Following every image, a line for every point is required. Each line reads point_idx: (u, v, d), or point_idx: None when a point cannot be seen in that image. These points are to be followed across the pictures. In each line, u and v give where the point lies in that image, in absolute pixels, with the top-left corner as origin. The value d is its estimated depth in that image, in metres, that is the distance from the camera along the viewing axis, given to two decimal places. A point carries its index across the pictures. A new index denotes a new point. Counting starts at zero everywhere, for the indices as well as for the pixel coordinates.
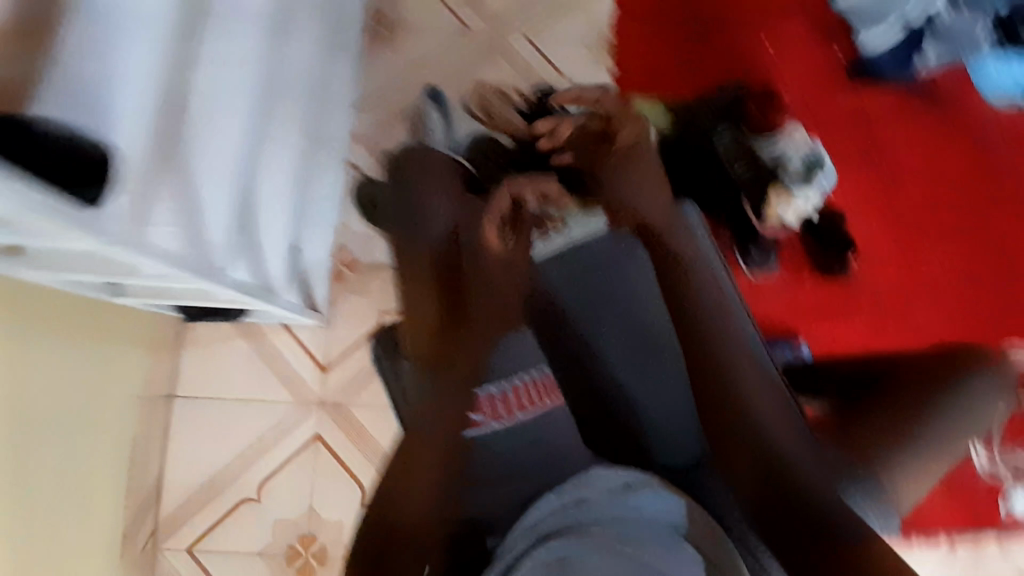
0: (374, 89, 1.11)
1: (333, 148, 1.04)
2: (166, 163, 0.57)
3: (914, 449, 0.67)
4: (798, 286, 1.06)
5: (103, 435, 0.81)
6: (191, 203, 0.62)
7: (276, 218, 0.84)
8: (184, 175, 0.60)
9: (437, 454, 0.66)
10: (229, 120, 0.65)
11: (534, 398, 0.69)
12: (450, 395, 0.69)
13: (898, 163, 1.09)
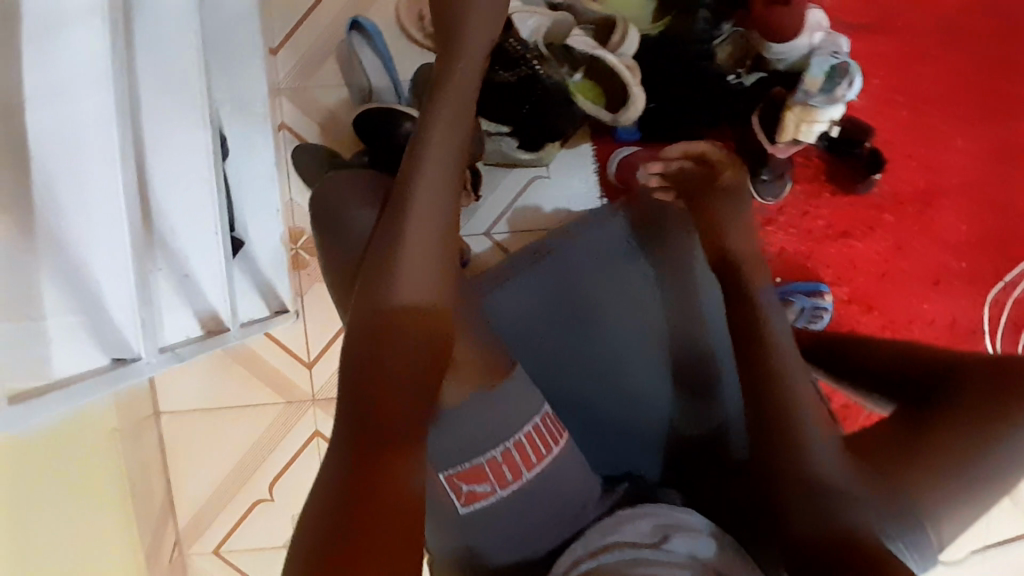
0: (286, 24, 0.91)
1: (254, 112, 0.87)
2: (38, 250, 0.53)
3: (970, 483, 0.59)
4: (813, 207, 0.97)
5: (97, 481, 0.75)
6: (92, 286, 0.56)
7: (210, 241, 0.72)
8: (71, 256, 0.55)
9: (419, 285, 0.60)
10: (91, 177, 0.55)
11: (545, 447, 0.59)
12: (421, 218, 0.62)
13: (907, 37, 0.98)
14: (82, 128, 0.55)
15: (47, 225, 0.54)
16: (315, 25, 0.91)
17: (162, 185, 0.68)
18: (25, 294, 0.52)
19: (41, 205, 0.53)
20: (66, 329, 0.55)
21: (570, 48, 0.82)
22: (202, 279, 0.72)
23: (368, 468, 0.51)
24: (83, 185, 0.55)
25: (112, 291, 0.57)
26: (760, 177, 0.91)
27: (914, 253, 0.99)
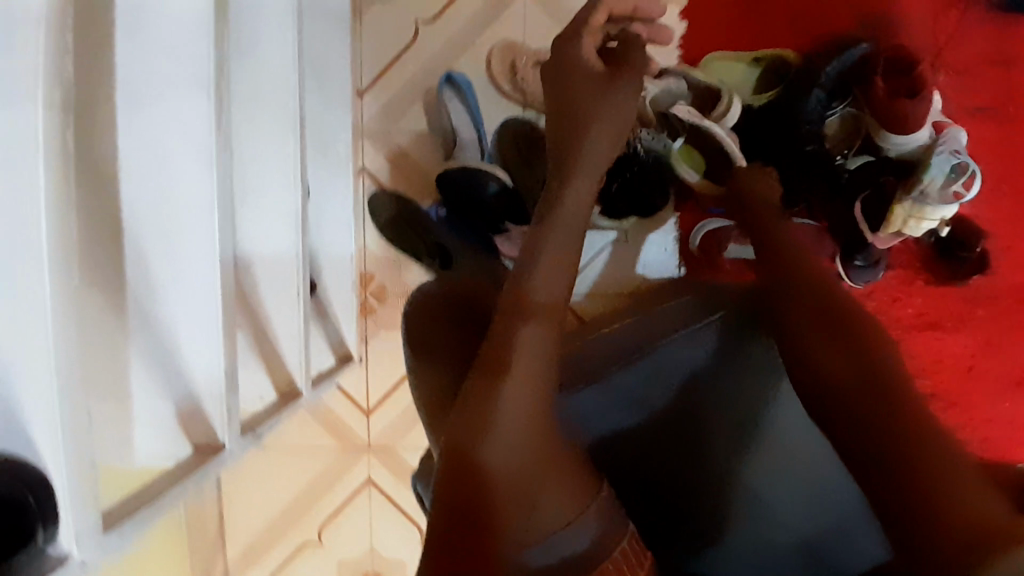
0: (376, 65, 0.88)
1: (339, 157, 0.85)
2: (129, 327, 0.54)
3: None
4: (903, 295, 0.92)
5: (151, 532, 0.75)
6: (181, 370, 0.56)
7: (287, 307, 0.69)
8: (159, 334, 0.55)
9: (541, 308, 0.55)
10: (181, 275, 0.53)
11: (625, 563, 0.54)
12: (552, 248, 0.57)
13: None
14: (168, 219, 0.52)
15: (138, 302, 0.54)
16: (403, 65, 0.88)
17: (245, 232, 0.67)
18: (112, 372, 0.53)
19: (137, 291, 0.53)
20: (153, 412, 0.56)
21: (667, 116, 0.80)
22: (281, 341, 0.70)
23: (467, 516, 0.48)
24: (178, 281, 0.54)
25: (195, 381, 0.56)
26: (853, 262, 0.86)
27: (1010, 349, 0.92)
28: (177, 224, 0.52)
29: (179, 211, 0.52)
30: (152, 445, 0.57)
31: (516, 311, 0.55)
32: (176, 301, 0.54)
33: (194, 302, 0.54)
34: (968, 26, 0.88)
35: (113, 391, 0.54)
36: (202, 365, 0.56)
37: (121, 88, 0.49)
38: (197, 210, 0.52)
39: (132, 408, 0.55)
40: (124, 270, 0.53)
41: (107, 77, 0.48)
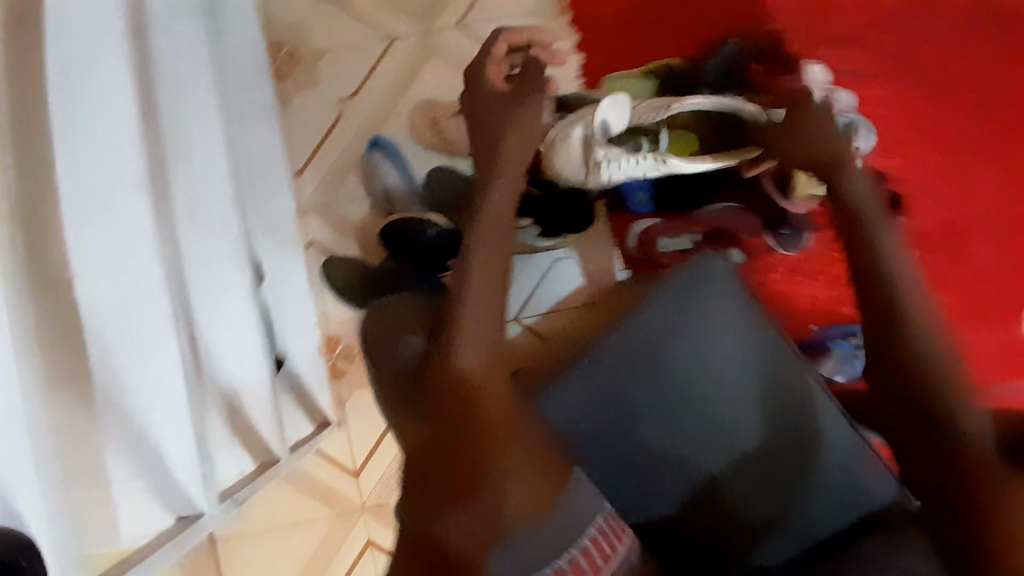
0: (309, 145, 0.95)
1: (286, 234, 0.91)
2: (99, 417, 0.55)
3: None
4: (836, 253, 0.97)
5: None
6: (156, 449, 0.57)
7: (255, 376, 0.75)
8: (133, 421, 0.56)
9: (473, 366, 0.59)
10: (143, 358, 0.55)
11: (610, 550, 0.57)
12: (472, 338, 0.60)
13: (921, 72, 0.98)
14: (127, 313, 0.54)
15: (104, 394, 0.54)
16: (334, 141, 0.95)
17: (201, 315, 0.67)
18: (89, 462, 0.56)
19: (100, 383, 0.54)
20: (130, 490, 0.59)
21: None
22: (251, 412, 0.74)
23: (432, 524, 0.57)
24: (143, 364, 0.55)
25: (172, 450, 0.59)
26: (779, 231, 0.94)
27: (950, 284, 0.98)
28: (134, 313, 0.54)
29: (134, 300, 0.54)
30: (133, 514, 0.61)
31: (467, 394, 0.59)
32: (144, 383, 0.56)
33: (163, 380, 0.57)
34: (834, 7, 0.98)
35: (93, 480, 0.56)
36: (177, 443, 0.58)
37: (68, 203, 0.49)
38: (157, 294, 0.55)
39: (115, 489, 0.58)
40: (86, 366, 0.53)
41: (48, 185, 0.48)
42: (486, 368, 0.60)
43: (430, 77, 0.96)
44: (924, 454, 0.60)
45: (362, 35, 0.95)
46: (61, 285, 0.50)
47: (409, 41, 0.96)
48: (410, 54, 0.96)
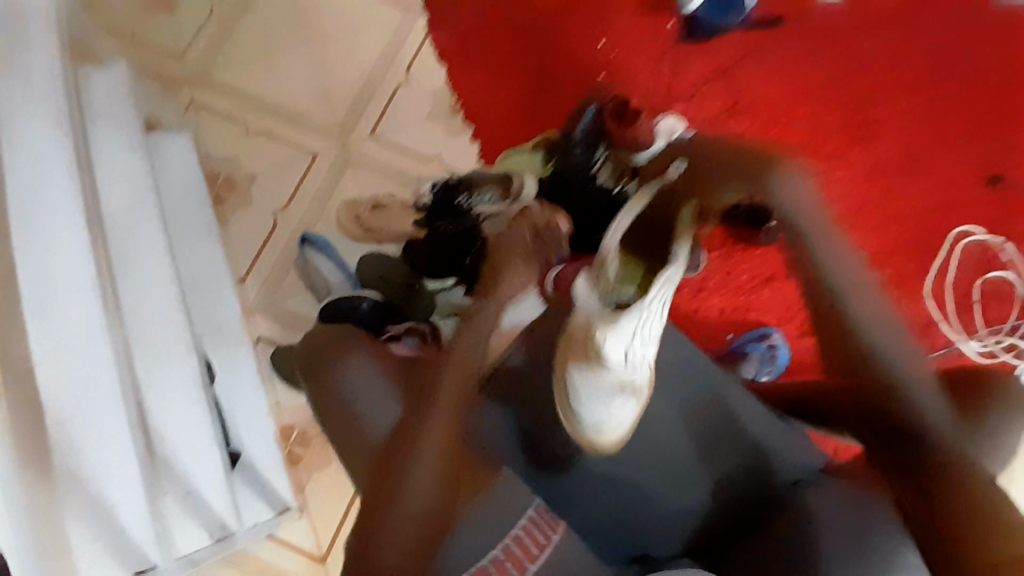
0: (248, 254, 1.07)
1: (233, 334, 0.98)
2: (56, 488, 0.57)
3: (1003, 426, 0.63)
4: (732, 269, 1.10)
5: None
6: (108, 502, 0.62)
7: (206, 456, 0.78)
8: (91, 490, 0.61)
9: (416, 518, 0.62)
10: (98, 417, 0.62)
11: (539, 535, 0.64)
12: (420, 486, 0.63)
13: (755, 113, 1.20)
14: (82, 390, 0.62)
15: (65, 464, 0.59)
16: (270, 246, 1.07)
17: (154, 407, 0.75)
18: (52, 535, 0.56)
19: (57, 449, 0.59)
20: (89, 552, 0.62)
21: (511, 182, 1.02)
22: (204, 492, 0.78)
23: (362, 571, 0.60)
24: (96, 427, 0.62)
25: (125, 511, 0.64)
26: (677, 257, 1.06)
27: None
28: (93, 390, 0.63)
29: (86, 377, 0.62)
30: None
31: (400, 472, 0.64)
32: (100, 440, 0.62)
33: (120, 431, 0.64)
34: (676, 75, 1.20)
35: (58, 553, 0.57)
36: (127, 494, 0.63)
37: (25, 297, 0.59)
38: (108, 373, 0.65)
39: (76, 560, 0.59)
40: (48, 437, 0.58)
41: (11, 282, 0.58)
42: (413, 540, 0.61)
43: (350, 179, 1.11)
44: (890, 441, 0.61)
45: (288, 154, 1.11)
46: (25, 369, 0.57)
47: (330, 152, 1.12)
48: (329, 163, 1.11)
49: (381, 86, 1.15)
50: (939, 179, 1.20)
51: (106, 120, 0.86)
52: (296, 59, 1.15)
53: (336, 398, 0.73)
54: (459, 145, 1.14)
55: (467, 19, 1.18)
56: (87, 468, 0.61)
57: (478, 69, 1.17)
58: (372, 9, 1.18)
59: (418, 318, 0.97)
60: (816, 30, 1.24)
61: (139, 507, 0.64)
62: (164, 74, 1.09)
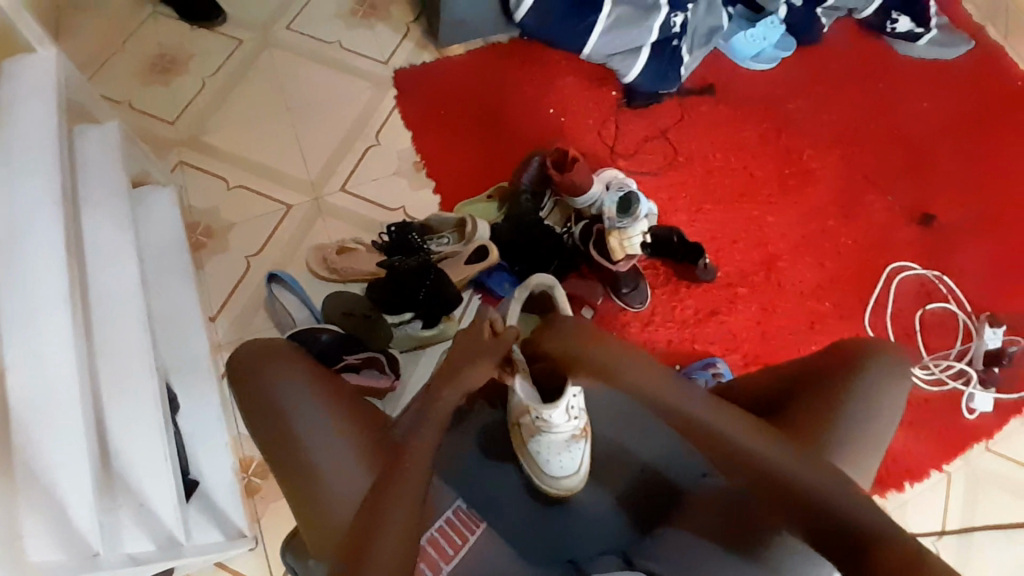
0: (221, 295, 1.14)
1: (199, 366, 1.03)
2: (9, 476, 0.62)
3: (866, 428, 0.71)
4: (676, 302, 1.18)
5: None
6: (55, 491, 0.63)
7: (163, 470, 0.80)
8: (42, 480, 0.63)
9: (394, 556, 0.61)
10: (54, 405, 0.66)
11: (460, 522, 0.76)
12: (394, 524, 0.62)
13: (694, 165, 1.32)
14: (39, 391, 0.66)
15: (21, 459, 0.64)
16: (243, 287, 1.15)
17: (114, 424, 0.79)
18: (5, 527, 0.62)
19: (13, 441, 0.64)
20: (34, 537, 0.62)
21: (463, 225, 1.12)
22: (158, 505, 0.77)
23: None
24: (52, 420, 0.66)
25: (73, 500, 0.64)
26: (623, 291, 1.13)
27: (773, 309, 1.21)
28: (51, 393, 0.67)
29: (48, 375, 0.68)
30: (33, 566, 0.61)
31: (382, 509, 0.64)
32: (53, 426, 0.65)
33: (76, 418, 0.67)
34: (620, 134, 1.34)
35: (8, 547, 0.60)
36: (78, 481, 0.64)
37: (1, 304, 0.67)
38: (68, 376, 0.68)
39: (25, 550, 0.61)
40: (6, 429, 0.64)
41: None
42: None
43: (321, 227, 1.21)
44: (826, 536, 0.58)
45: (264, 206, 1.22)
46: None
47: (303, 203, 1.22)
48: (302, 213, 1.22)
49: (352, 147, 1.28)
50: (868, 219, 1.30)
51: (95, 170, 0.97)
52: (277, 125, 1.29)
53: (285, 427, 0.71)
54: (421, 196, 1.26)
55: (431, 89, 1.34)
56: (41, 448, 0.64)
57: (440, 131, 1.30)
58: (347, 84, 1.34)
59: (376, 349, 1.05)
60: (745, 95, 1.39)
61: (88, 495, 0.65)
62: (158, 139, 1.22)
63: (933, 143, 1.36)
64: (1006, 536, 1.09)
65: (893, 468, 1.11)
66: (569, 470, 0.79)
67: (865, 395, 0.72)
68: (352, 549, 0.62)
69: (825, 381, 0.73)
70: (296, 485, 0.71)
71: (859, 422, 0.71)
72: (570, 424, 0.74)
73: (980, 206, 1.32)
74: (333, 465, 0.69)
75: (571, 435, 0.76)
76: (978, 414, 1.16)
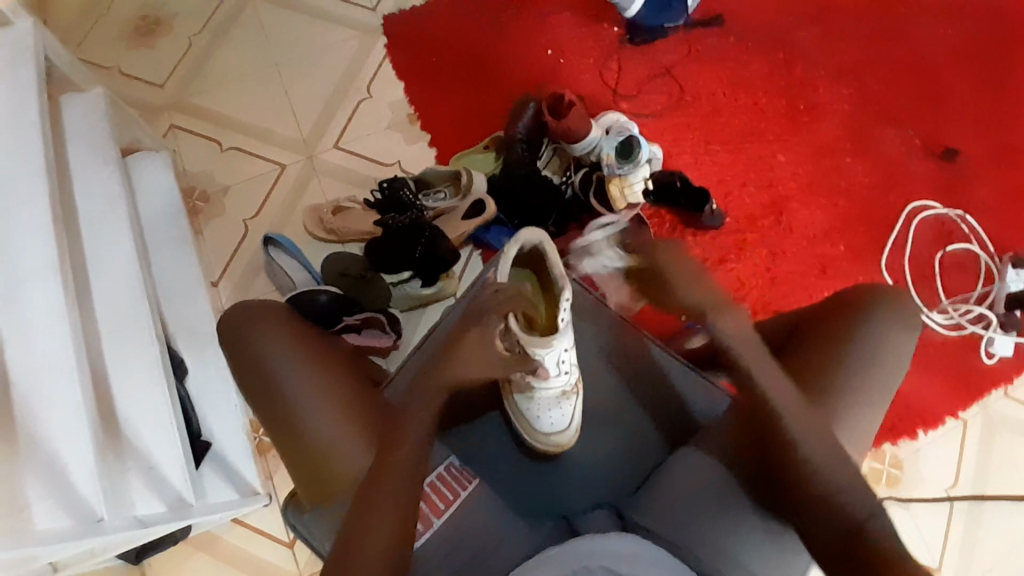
0: (221, 262, 1.15)
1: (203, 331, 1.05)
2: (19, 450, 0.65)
3: (884, 373, 0.69)
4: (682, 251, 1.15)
5: None
6: (60, 461, 0.66)
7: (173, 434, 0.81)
8: (47, 452, 0.66)
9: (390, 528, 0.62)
10: (55, 382, 0.68)
11: (453, 479, 0.76)
12: (390, 494, 0.63)
13: (701, 105, 1.25)
14: (41, 368, 0.68)
15: (26, 432, 0.66)
16: (241, 251, 1.16)
17: (123, 396, 0.81)
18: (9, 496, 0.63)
19: (20, 416, 0.66)
20: (47, 505, 0.64)
21: (458, 177, 1.09)
22: (167, 470, 0.79)
23: (347, 548, 0.61)
24: (53, 394, 0.68)
25: (77, 470, 0.66)
26: None
27: (784, 255, 1.16)
28: (50, 367, 0.69)
29: (47, 351, 0.69)
30: (50, 527, 0.62)
31: (387, 455, 0.66)
32: (53, 401, 0.67)
33: (72, 390, 0.68)
34: (621, 74, 1.27)
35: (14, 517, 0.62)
36: (78, 450, 0.66)
37: None
38: (63, 352, 0.69)
39: (32, 520, 0.63)
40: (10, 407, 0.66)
41: None
42: (400, 524, 0.62)
43: (315, 187, 1.19)
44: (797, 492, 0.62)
45: (258, 168, 1.20)
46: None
47: (297, 163, 1.20)
48: (296, 174, 1.20)
49: (344, 100, 1.24)
50: (888, 155, 1.22)
51: (81, 138, 0.95)
52: (267, 83, 1.26)
53: (277, 386, 0.72)
54: (416, 149, 1.22)
55: (423, 35, 1.27)
56: (43, 424, 0.66)
57: (433, 80, 1.25)
58: (336, 35, 1.28)
59: (375, 309, 1.04)
60: (757, 24, 1.29)
61: (91, 463, 0.67)
62: (148, 105, 1.21)
63: (963, 70, 1.26)
64: (1017, 483, 1.08)
65: (906, 414, 1.09)
66: (559, 427, 0.79)
67: (869, 344, 0.69)
68: (350, 513, 0.63)
69: (828, 328, 0.72)
70: (288, 448, 0.72)
71: (861, 370, 0.68)
72: (563, 377, 0.75)
73: (1009, 137, 1.23)
74: (331, 425, 0.71)
75: (562, 391, 0.76)
76: (997, 358, 1.12)
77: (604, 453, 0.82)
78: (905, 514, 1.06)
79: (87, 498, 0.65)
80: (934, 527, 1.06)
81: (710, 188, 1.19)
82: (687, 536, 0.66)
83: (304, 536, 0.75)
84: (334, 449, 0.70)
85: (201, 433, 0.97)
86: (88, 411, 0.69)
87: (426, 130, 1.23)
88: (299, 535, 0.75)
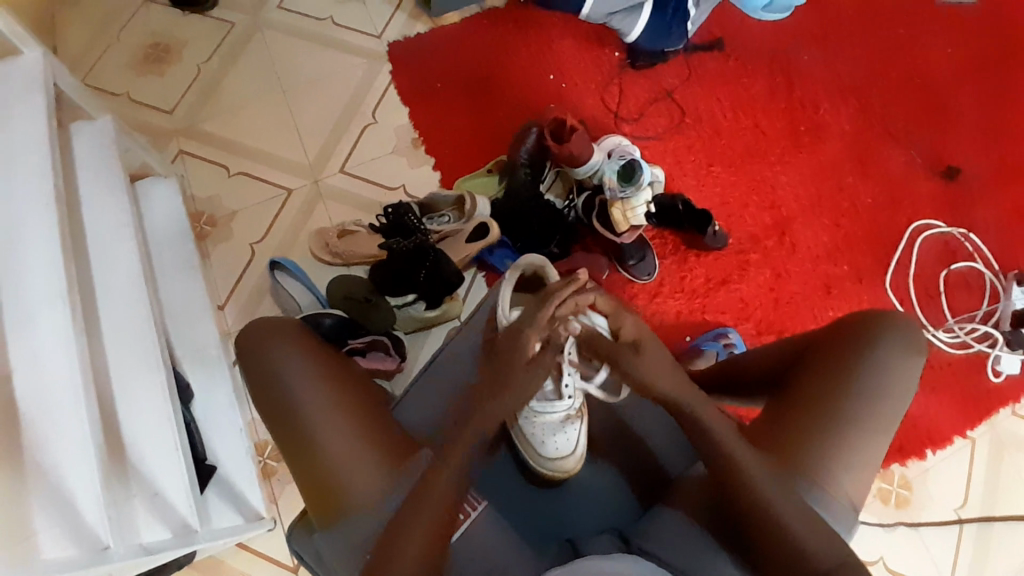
0: (227, 285, 1.16)
1: (208, 354, 1.05)
2: (27, 479, 0.66)
3: (892, 401, 0.68)
4: (685, 271, 1.15)
5: None
6: (67, 491, 0.66)
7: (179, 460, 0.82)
8: (54, 482, 0.66)
9: (416, 556, 0.64)
10: (63, 409, 0.69)
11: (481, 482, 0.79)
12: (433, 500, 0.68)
13: (702, 127, 1.26)
14: (48, 395, 0.69)
15: (31, 461, 0.66)
16: (248, 274, 1.17)
17: (129, 422, 0.82)
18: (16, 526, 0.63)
19: (27, 445, 0.67)
20: (55, 535, 0.64)
21: (463, 200, 1.10)
22: (171, 495, 0.79)
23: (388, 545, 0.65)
24: (61, 422, 0.68)
25: (84, 499, 0.66)
26: (629, 262, 1.11)
27: (786, 275, 1.17)
28: (58, 395, 0.69)
29: (54, 378, 0.70)
30: (57, 558, 0.62)
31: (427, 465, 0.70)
32: (61, 429, 0.68)
33: (80, 418, 0.69)
34: (623, 98, 1.28)
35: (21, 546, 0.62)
36: (85, 479, 0.67)
37: None
38: (71, 380, 0.70)
39: (38, 548, 0.63)
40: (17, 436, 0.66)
41: None
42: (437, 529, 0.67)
43: (321, 211, 1.20)
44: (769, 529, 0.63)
45: (265, 192, 1.22)
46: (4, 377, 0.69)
47: (304, 187, 1.22)
48: (302, 198, 1.21)
49: (350, 125, 1.26)
50: (889, 174, 1.23)
51: (91, 167, 0.97)
52: (273, 109, 1.28)
53: (281, 399, 0.72)
54: (421, 172, 1.23)
55: (427, 61, 1.30)
56: (51, 453, 0.67)
57: (438, 105, 1.27)
58: (341, 61, 1.31)
59: (378, 331, 1.04)
60: (756, 47, 1.31)
61: (98, 491, 0.67)
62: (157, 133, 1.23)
63: (961, 89, 1.27)
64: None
65: (914, 434, 1.08)
66: (564, 452, 0.80)
67: (879, 374, 0.69)
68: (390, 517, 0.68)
69: (839, 351, 0.70)
70: (293, 464, 0.72)
71: (869, 399, 0.68)
72: (566, 400, 0.80)
73: (1008, 155, 1.24)
74: (343, 439, 0.71)
75: (566, 415, 0.81)
76: (1000, 376, 1.11)
77: (609, 476, 0.82)
78: (914, 538, 1.05)
79: (94, 527, 0.65)
80: (944, 550, 1.04)
81: (711, 209, 1.20)
82: (696, 563, 0.65)
83: (307, 560, 0.74)
84: (347, 460, 0.70)
85: (206, 458, 0.97)
86: (94, 438, 0.69)
87: (431, 154, 1.24)
88: (302, 559, 0.74)
